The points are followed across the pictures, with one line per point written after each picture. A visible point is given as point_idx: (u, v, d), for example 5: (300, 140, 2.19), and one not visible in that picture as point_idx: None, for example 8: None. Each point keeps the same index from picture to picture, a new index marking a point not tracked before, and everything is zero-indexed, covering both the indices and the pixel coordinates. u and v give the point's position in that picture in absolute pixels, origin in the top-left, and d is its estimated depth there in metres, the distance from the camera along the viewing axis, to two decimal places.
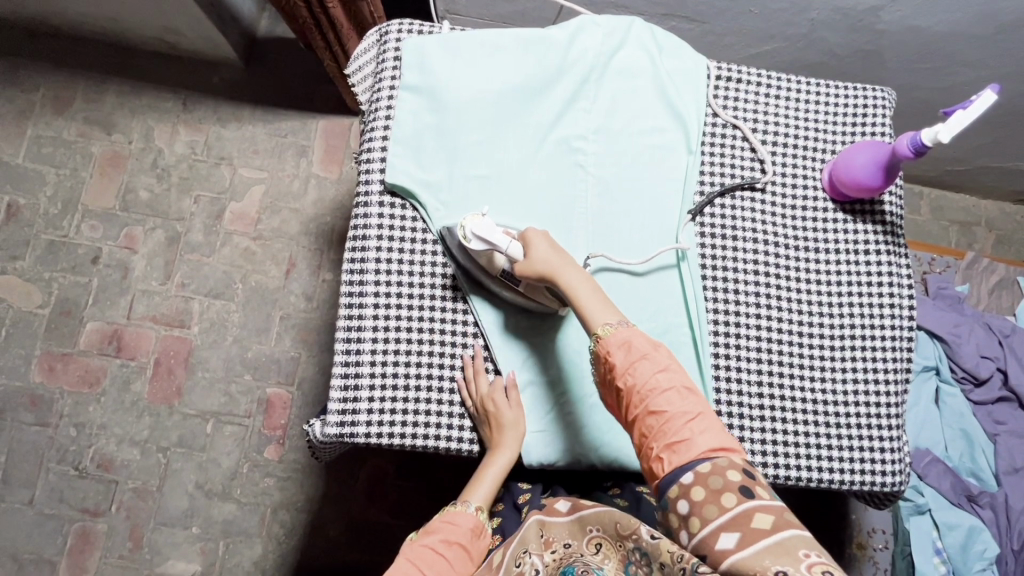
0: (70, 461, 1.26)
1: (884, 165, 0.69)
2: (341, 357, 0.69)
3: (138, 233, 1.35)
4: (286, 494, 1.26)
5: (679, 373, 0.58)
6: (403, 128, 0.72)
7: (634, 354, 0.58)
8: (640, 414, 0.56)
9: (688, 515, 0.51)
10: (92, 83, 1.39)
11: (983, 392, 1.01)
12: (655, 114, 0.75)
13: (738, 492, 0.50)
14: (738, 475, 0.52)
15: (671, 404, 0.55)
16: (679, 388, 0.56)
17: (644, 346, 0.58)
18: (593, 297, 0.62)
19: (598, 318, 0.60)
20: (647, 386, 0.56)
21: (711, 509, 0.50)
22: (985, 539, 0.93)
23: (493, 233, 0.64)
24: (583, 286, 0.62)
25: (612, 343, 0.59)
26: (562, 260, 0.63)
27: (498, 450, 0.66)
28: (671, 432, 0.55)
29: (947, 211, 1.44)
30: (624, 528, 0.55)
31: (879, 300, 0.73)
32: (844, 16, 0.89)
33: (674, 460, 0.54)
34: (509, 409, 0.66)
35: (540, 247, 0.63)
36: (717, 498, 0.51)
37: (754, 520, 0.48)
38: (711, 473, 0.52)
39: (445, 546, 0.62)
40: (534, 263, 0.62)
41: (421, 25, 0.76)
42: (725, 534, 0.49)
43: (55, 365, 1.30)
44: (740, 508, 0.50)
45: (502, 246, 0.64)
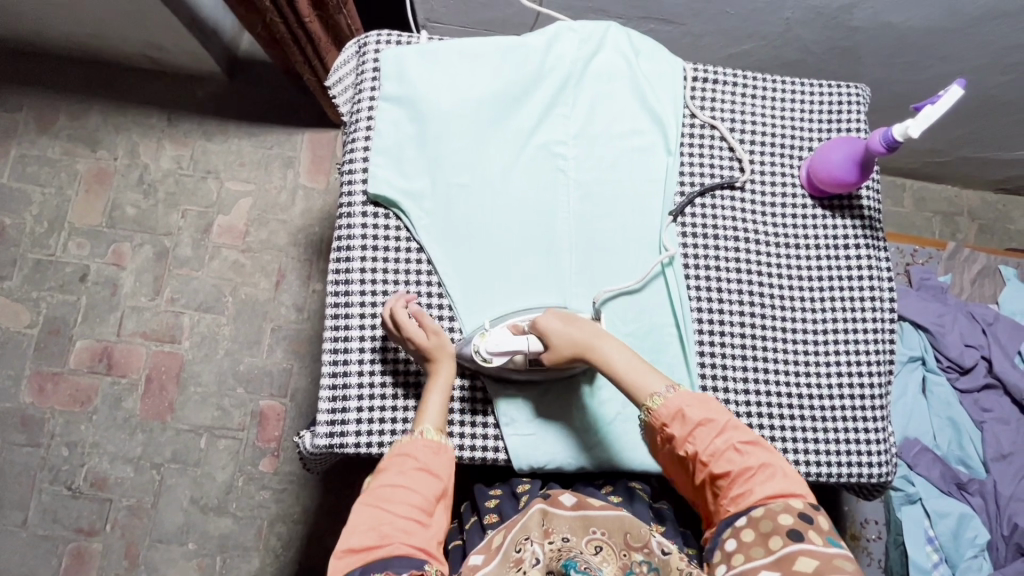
0: (63, 481, 1.25)
1: (859, 160, 0.70)
2: (328, 368, 0.69)
3: (125, 250, 1.35)
4: (282, 506, 1.25)
5: (737, 431, 0.59)
6: (384, 139, 0.72)
7: (691, 420, 0.60)
8: (701, 475, 0.59)
9: (734, 552, 0.54)
10: (75, 100, 1.39)
11: (968, 380, 1.02)
12: (633, 117, 0.75)
13: (788, 537, 0.52)
14: (791, 519, 0.54)
15: (731, 463, 0.57)
16: (736, 447, 0.58)
17: (698, 413, 0.60)
18: (631, 364, 0.63)
19: (645, 388, 0.62)
20: (708, 450, 0.58)
21: (758, 550, 0.53)
22: (976, 526, 0.95)
23: (507, 339, 0.64)
24: (619, 356, 0.64)
25: (664, 415, 0.60)
26: (587, 339, 0.64)
27: (432, 378, 0.66)
28: (732, 489, 0.57)
29: (929, 202, 1.46)
30: (635, 539, 0.59)
31: (861, 295, 0.74)
32: (817, 15, 0.91)
33: (734, 511, 0.56)
34: (426, 337, 0.65)
35: (558, 332, 0.64)
36: (766, 541, 0.53)
37: (796, 563, 0.50)
38: (765, 519, 0.54)
39: (401, 479, 0.59)
40: (561, 351, 0.64)
41: (399, 36, 0.76)
42: (767, 571, 0.51)
43: (45, 385, 1.29)
44: (786, 550, 0.52)
45: (521, 348, 0.64)
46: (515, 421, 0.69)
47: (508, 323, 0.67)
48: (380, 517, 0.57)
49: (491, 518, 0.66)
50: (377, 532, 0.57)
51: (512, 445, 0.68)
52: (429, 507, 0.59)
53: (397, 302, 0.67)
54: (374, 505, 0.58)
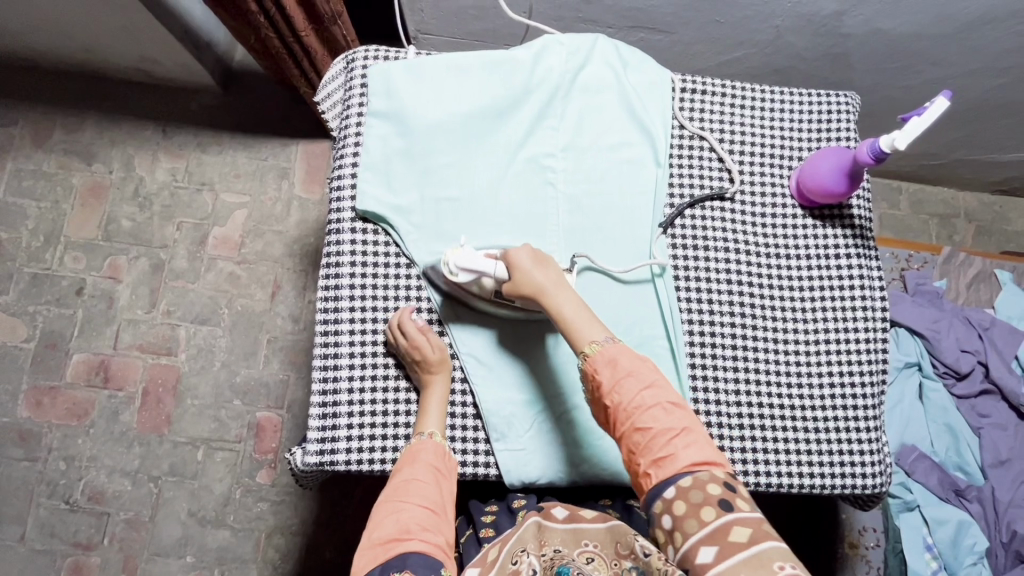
0: (61, 495, 1.25)
1: (848, 171, 0.70)
2: (318, 385, 0.69)
3: (122, 263, 1.35)
4: (280, 517, 1.25)
5: (668, 392, 0.59)
6: (372, 154, 0.72)
7: (624, 375, 0.59)
8: (628, 432, 0.58)
9: (672, 530, 0.53)
10: (70, 114, 1.39)
11: (965, 386, 1.02)
12: (622, 129, 0.75)
13: (716, 506, 0.52)
14: (717, 488, 0.53)
15: (661, 424, 0.57)
16: (667, 407, 0.58)
17: (631, 365, 0.60)
18: (581, 316, 0.63)
19: (586, 337, 0.62)
20: (634, 404, 0.58)
21: (691, 523, 0.52)
22: (975, 533, 0.94)
23: (478, 261, 0.65)
24: (570, 306, 0.64)
25: (598, 361, 0.61)
26: (550, 282, 0.64)
27: (430, 385, 0.67)
28: (658, 450, 0.56)
29: (926, 204, 1.46)
30: (624, 546, 0.56)
31: (852, 305, 0.74)
32: (807, 22, 0.91)
33: (658, 474, 0.56)
34: (430, 350, 0.66)
35: (526, 268, 0.64)
36: (697, 512, 0.52)
37: (732, 534, 0.50)
38: (690, 487, 0.54)
39: (417, 475, 0.62)
40: (519, 286, 0.64)
41: (387, 51, 0.76)
42: (704, 548, 0.50)
43: (42, 399, 1.29)
44: (718, 522, 0.51)
45: (487, 272, 0.65)
46: (506, 434, 0.68)
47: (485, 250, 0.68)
48: (402, 509, 0.59)
49: (486, 531, 0.66)
50: (398, 525, 0.58)
51: (503, 461, 0.68)
52: (445, 507, 0.61)
53: (403, 311, 0.69)
54: (396, 498, 0.60)
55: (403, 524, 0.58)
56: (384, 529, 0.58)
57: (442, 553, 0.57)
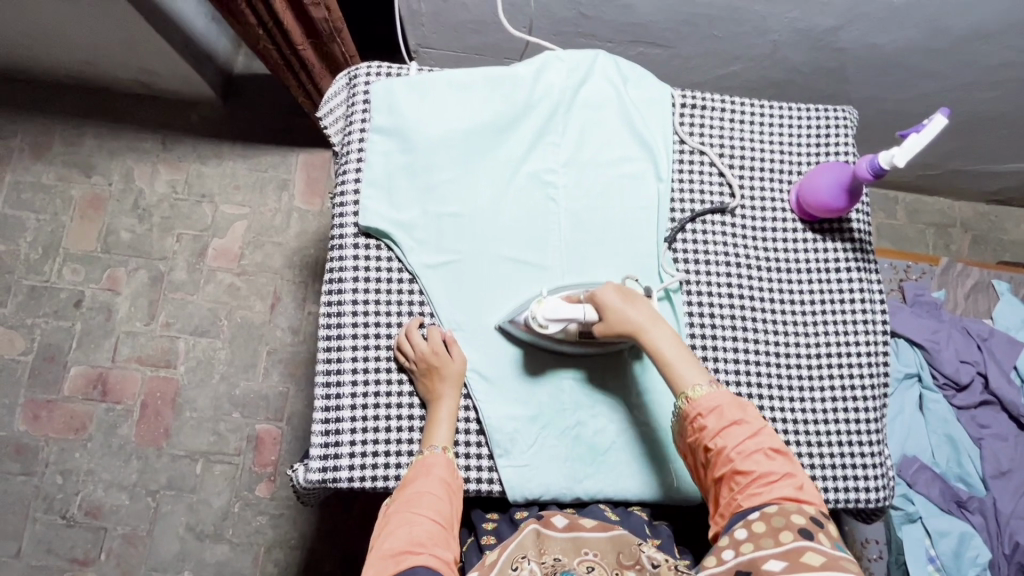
0: (57, 510, 1.24)
1: (847, 186, 0.71)
2: (321, 402, 0.69)
3: (121, 275, 1.34)
4: (279, 531, 1.24)
5: (768, 436, 0.60)
6: (375, 170, 0.72)
7: (725, 416, 0.60)
8: (727, 472, 0.59)
9: (743, 540, 0.54)
10: (70, 126, 1.40)
11: (965, 397, 1.02)
12: (622, 144, 0.76)
13: (800, 534, 0.53)
14: (804, 519, 0.54)
15: (759, 464, 0.58)
16: (765, 450, 0.59)
17: (736, 410, 0.61)
18: (682, 356, 0.64)
19: (688, 378, 0.63)
20: (737, 446, 0.59)
21: (767, 540, 0.53)
22: (978, 545, 0.94)
23: (566, 310, 0.64)
24: (670, 346, 0.64)
25: (703, 405, 0.61)
26: (646, 322, 0.64)
27: (441, 398, 0.67)
28: (754, 488, 0.57)
29: (922, 214, 1.47)
30: (626, 557, 0.59)
31: (853, 318, 0.74)
32: (804, 37, 0.92)
33: (748, 506, 0.57)
34: (452, 360, 0.67)
35: (615, 305, 0.65)
36: (775, 533, 0.53)
37: (805, 555, 0.51)
38: (777, 514, 0.55)
39: (429, 487, 0.62)
40: (612, 325, 0.64)
41: (389, 68, 0.77)
42: (773, 560, 0.51)
43: (39, 413, 1.28)
44: (796, 544, 0.52)
45: (578, 317, 0.64)
46: (510, 451, 0.68)
47: (564, 295, 0.68)
48: (413, 521, 0.59)
49: (487, 539, 0.66)
50: (409, 537, 0.58)
51: (507, 477, 0.68)
52: (453, 523, 0.61)
53: (415, 322, 0.69)
54: (408, 509, 0.60)
55: (415, 536, 0.58)
56: (395, 539, 0.58)
57: (449, 569, 0.57)
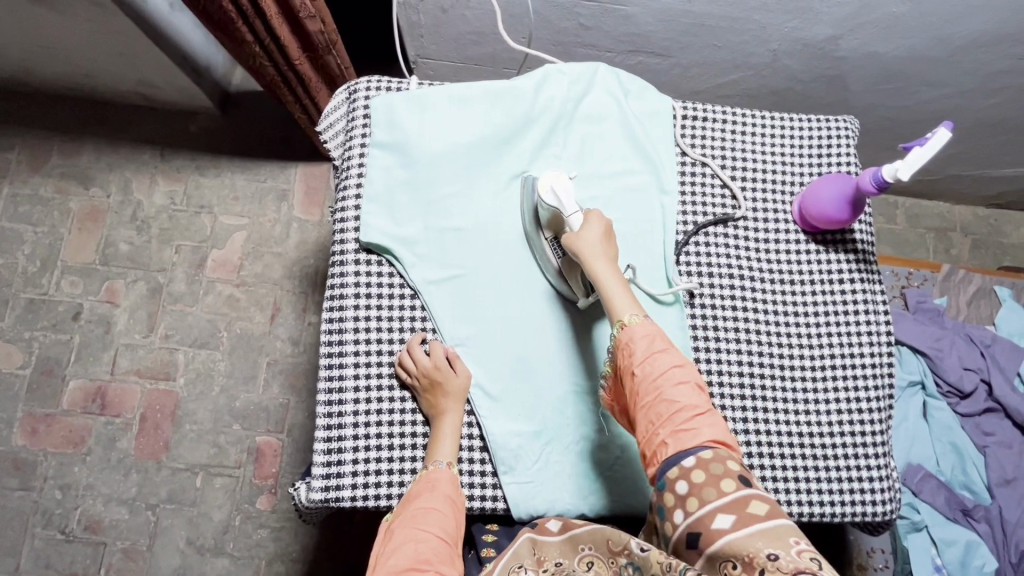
0: (56, 525, 1.23)
1: (851, 199, 0.71)
2: (323, 420, 0.68)
3: (119, 287, 1.34)
4: (280, 544, 1.23)
5: (694, 370, 0.59)
6: (375, 185, 0.72)
7: (654, 346, 0.59)
8: (652, 402, 0.57)
9: (686, 495, 0.53)
10: (68, 138, 1.39)
11: (969, 405, 1.02)
12: (625, 156, 0.76)
13: (738, 480, 0.52)
14: (737, 465, 0.54)
15: (686, 396, 0.57)
16: (692, 383, 0.58)
17: (664, 343, 0.60)
18: (620, 287, 0.62)
19: (622, 307, 0.62)
20: (664, 380, 0.57)
21: (710, 491, 0.52)
22: (983, 553, 0.94)
23: (568, 197, 0.66)
24: (611, 275, 0.63)
25: (636, 333, 0.60)
26: (607, 249, 0.64)
27: (444, 413, 0.66)
28: (683, 423, 0.56)
29: (923, 218, 1.47)
30: (617, 543, 0.58)
31: (857, 329, 0.74)
32: (804, 46, 0.92)
33: (678, 443, 0.55)
34: (455, 375, 0.67)
35: (594, 226, 0.65)
36: (717, 481, 0.52)
37: (749, 505, 0.50)
38: (712, 459, 0.54)
39: (433, 503, 0.61)
40: (579, 239, 0.64)
41: (389, 82, 0.77)
42: (721, 515, 0.50)
43: (37, 427, 1.27)
44: (738, 493, 0.51)
45: (569, 211, 0.66)
46: (514, 468, 0.67)
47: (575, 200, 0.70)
48: (419, 538, 0.58)
49: (487, 551, 0.66)
50: (414, 554, 0.57)
51: (511, 493, 0.67)
52: (457, 540, 0.61)
53: (417, 337, 0.69)
54: (413, 526, 0.59)
55: (421, 553, 0.57)
56: (401, 556, 0.57)
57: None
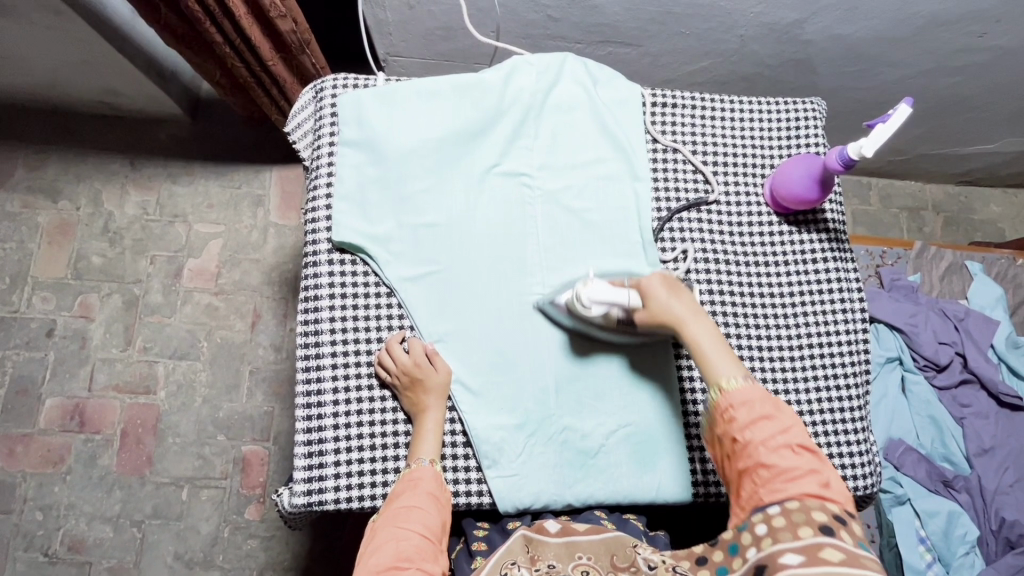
0: (38, 547, 1.20)
1: (819, 178, 0.71)
2: (302, 424, 0.67)
3: (93, 301, 1.31)
4: (271, 554, 1.21)
5: (797, 431, 0.58)
6: (346, 184, 0.71)
7: (755, 411, 0.58)
8: (752, 465, 0.57)
9: (764, 535, 0.53)
10: (33, 151, 1.36)
11: (945, 377, 1.04)
12: (596, 145, 0.76)
13: (819, 529, 0.51)
14: (825, 515, 0.52)
15: (784, 459, 0.56)
16: (792, 444, 0.57)
17: (766, 407, 0.59)
18: (721, 349, 0.62)
19: (723, 370, 0.61)
20: (764, 443, 0.57)
21: (786, 535, 0.52)
22: (965, 522, 0.96)
23: (610, 293, 0.65)
24: (707, 336, 0.63)
25: (734, 398, 0.59)
26: (693, 314, 0.64)
27: (426, 410, 0.66)
28: (777, 483, 0.55)
29: (895, 198, 1.49)
30: (621, 559, 0.60)
31: (831, 307, 0.75)
32: (770, 31, 0.93)
33: (770, 502, 0.55)
34: (436, 372, 0.66)
35: (659, 294, 0.65)
36: (795, 528, 0.52)
37: (824, 551, 0.49)
38: (796, 509, 0.53)
39: (415, 501, 0.61)
40: (655, 311, 0.65)
41: (356, 79, 0.76)
42: (792, 555, 0.50)
43: (14, 448, 1.24)
44: (816, 540, 0.51)
45: (621, 301, 0.65)
46: (498, 461, 0.67)
47: (609, 280, 0.69)
48: (401, 536, 0.58)
49: (478, 544, 0.66)
50: (396, 553, 0.57)
51: (496, 487, 0.67)
52: (441, 536, 0.60)
53: (396, 336, 0.68)
54: (396, 524, 0.59)
55: (403, 552, 0.57)
56: (382, 555, 0.57)
57: None
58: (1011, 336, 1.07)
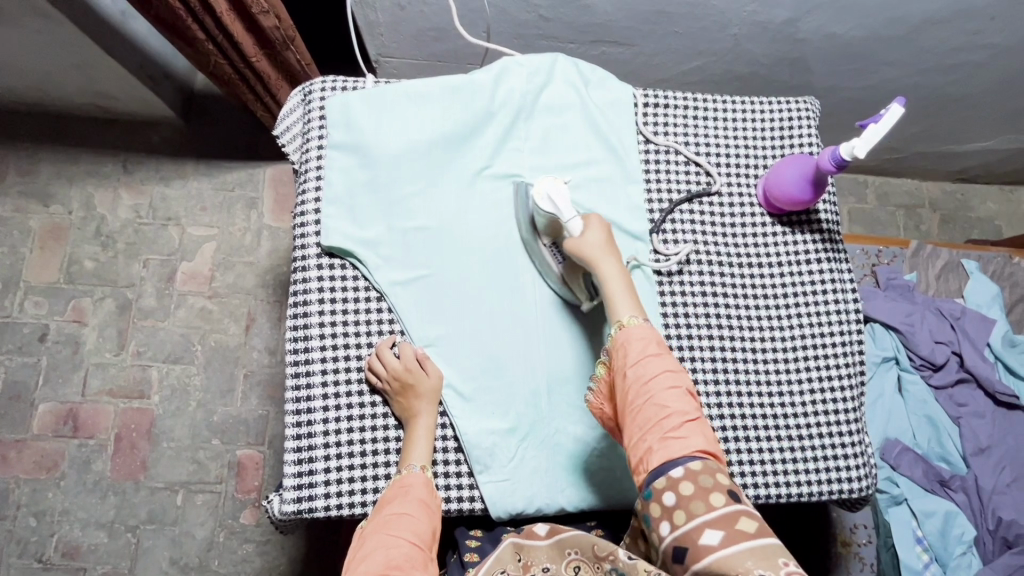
0: (32, 553, 1.20)
1: (812, 178, 0.71)
2: (292, 431, 0.67)
3: (86, 305, 1.30)
4: (267, 558, 1.21)
5: (687, 378, 0.59)
6: (335, 187, 0.71)
7: (649, 353, 0.59)
8: (646, 412, 0.57)
9: (674, 507, 0.52)
10: (24, 155, 1.35)
11: (943, 376, 1.03)
12: (587, 147, 0.75)
13: (726, 496, 0.52)
14: (729, 480, 0.53)
15: (679, 406, 0.57)
16: (683, 389, 0.58)
17: (659, 353, 0.60)
18: (624, 292, 0.63)
19: (622, 308, 0.62)
20: (660, 391, 0.57)
21: (698, 504, 0.51)
22: (962, 523, 0.95)
23: (564, 202, 0.66)
24: (618, 279, 0.63)
25: (634, 335, 0.60)
26: (613, 252, 0.65)
27: (417, 416, 0.65)
28: (673, 430, 0.56)
29: (892, 196, 1.49)
30: (603, 548, 0.57)
31: (826, 308, 0.74)
32: (765, 29, 0.92)
33: (669, 456, 0.55)
34: (427, 376, 0.66)
35: (599, 229, 0.65)
36: (706, 496, 0.52)
37: (739, 521, 0.49)
38: (702, 472, 0.53)
39: (405, 508, 0.60)
40: (585, 239, 0.65)
41: (345, 81, 0.75)
42: (709, 530, 0.50)
43: (8, 453, 1.23)
44: (724, 507, 0.51)
45: (566, 216, 0.66)
46: (490, 466, 0.67)
47: None
48: (390, 543, 0.57)
49: (470, 556, 0.65)
50: (385, 560, 0.56)
51: (489, 493, 0.66)
52: (431, 544, 0.60)
53: (387, 341, 0.68)
54: (385, 532, 0.58)
55: (392, 559, 0.56)
56: (370, 563, 0.56)
57: None
58: (1008, 334, 1.07)
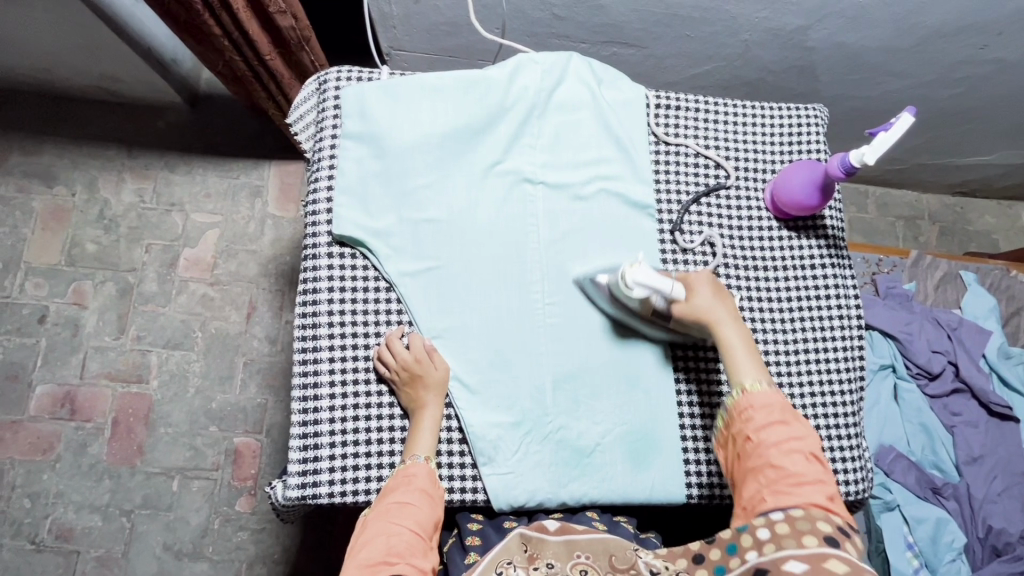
0: (25, 535, 1.19)
1: (820, 184, 0.72)
2: (298, 417, 0.67)
3: (87, 288, 1.30)
4: (261, 546, 1.21)
5: (811, 440, 0.60)
6: (348, 177, 0.71)
7: (773, 417, 0.61)
8: (761, 466, 0.59)
9: (765, 540, 0.55)
10: (28, 135, 1.34)
11: (937, 386, 1.05)
12: (599, 144, 0.75)
13: (824, 538, 0.53)
14: (830, 525, 0.54)
15: (798, 466, 0.58)
16: (805, 453, 0.59)
17: (783, 414, 0.61)
18: (748, 352, 0.65)
19: (746, 372, 0.64)
20: (779, 451, 0.59)
21: (790, 542, 0.54)
22: (953, 529, 0.96)
23: (656, 279, 0.65)
24: (739, 341, 0.65)
25: (755, 399, 0.62)
26: (725, 311, 0.66)
27: (424, 406, 0.66)
28: (784, 485, 0.57)
29: (892, 207, 1.51)
30: (620, 561, 0.61)
31: (828, 313, 0.75)
32: (775, 36, 0.93)
33: (774, 504, 0.57)
34: (435, 368, 0.66)
35: (704, 294, 0.67)
36: (799, 535, 0.54)
37: (829, 564, 0.51)
38: (801, 516, 0.55)
39: (408, 498, 0.61)
40: (695, 306, 0.66)
41: (360, 72, 0.75)
42: (796, 564, 0.52)
43: (3, 434, 1.23)
44: (819, 548, 0.52)
45: (665, 289, 0.65)
46: (493, 459, 0.67)
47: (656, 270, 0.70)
48: (392, 531, 0.59)
49: (472, 540, 0.66)
50: (387, 547, 0.58)
51: (492, 485, 0.67)
52: (432, 533, 0.61)
53: (396, 331, 0.68)
54: (386, 520, 0.59)
55: (394, 545, 0.58)
56: (372, 549, 0.58)
57: None
58: (1003, 346, 1.08)
